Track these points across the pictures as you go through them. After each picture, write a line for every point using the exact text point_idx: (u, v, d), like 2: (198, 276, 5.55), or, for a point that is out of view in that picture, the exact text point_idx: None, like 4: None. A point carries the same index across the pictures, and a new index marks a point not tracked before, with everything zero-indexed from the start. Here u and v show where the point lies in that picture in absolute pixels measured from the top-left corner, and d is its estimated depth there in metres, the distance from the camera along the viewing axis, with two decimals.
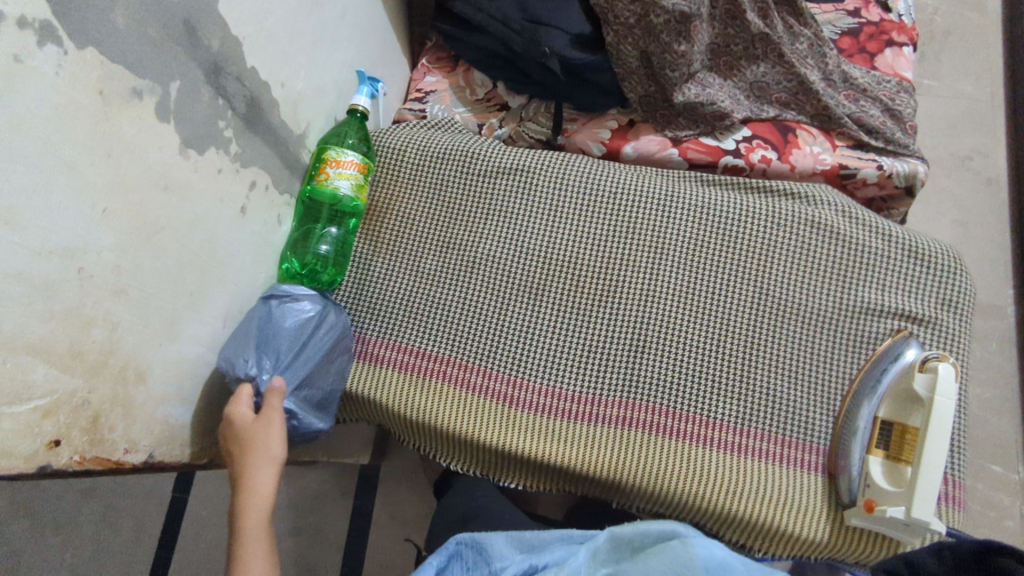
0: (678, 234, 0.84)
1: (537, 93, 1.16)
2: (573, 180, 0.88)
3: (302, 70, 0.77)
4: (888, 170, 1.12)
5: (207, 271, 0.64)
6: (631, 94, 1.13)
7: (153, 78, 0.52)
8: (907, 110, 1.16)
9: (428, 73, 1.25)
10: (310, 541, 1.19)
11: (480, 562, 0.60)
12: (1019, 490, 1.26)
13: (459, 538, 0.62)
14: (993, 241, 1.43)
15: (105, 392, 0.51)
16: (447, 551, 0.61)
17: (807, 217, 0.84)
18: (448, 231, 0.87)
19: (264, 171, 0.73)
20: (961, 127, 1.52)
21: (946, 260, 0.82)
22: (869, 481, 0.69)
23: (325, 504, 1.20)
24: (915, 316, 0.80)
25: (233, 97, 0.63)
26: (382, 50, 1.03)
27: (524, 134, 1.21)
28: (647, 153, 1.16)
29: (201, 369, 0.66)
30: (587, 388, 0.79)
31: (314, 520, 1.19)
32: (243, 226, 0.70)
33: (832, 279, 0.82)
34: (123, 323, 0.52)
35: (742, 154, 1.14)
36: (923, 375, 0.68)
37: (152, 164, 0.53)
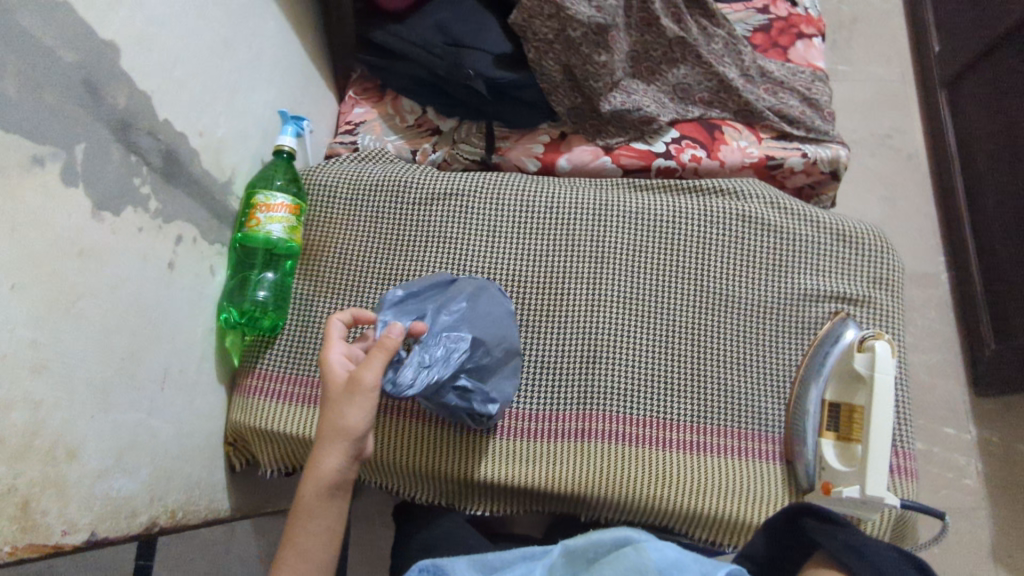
0: (617, 243, 0.85)
1: (466, 114, 1.17)
2: (509, 198, 0.88)
3: (220, 117, 0.76)
4: (811, 158, 1.17)
5: (137, 334, 0.62)
6: (559, 107, 1.14)
7: (54, 143, 0.50)
8: (823, 98, 1.22)
9: (356, 104, 1.24)
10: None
11: None
12: (973, 448, 1.32)
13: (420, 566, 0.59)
14: (920, 213, 1.50)
15: (33, 475, 0.49)
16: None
17: (738, 212, 0.86)
18: (387, 264, 0.86)
19: (190, 223, 0.71)
20: (876, 108, 1.59)
21: (872, 240, 0.85)
22: (824, 464, 0.72)
23: None
24: (849, 298, 0.83)
25: (146, 151, 0.61)
26: (306, 86, 1.02)
27: (458, 157, 1.20)
28: (581, 163, 1.18)
29: (142, 434, 0.63)
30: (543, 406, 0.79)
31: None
32: (172, 281, 0.68)
33: (768, 271, 0.84)
34: (47, 400, 0.50)
35: (673, 155, 1.16)
36: (862, 355, 0.71)
37: (62, 231, 0.51)
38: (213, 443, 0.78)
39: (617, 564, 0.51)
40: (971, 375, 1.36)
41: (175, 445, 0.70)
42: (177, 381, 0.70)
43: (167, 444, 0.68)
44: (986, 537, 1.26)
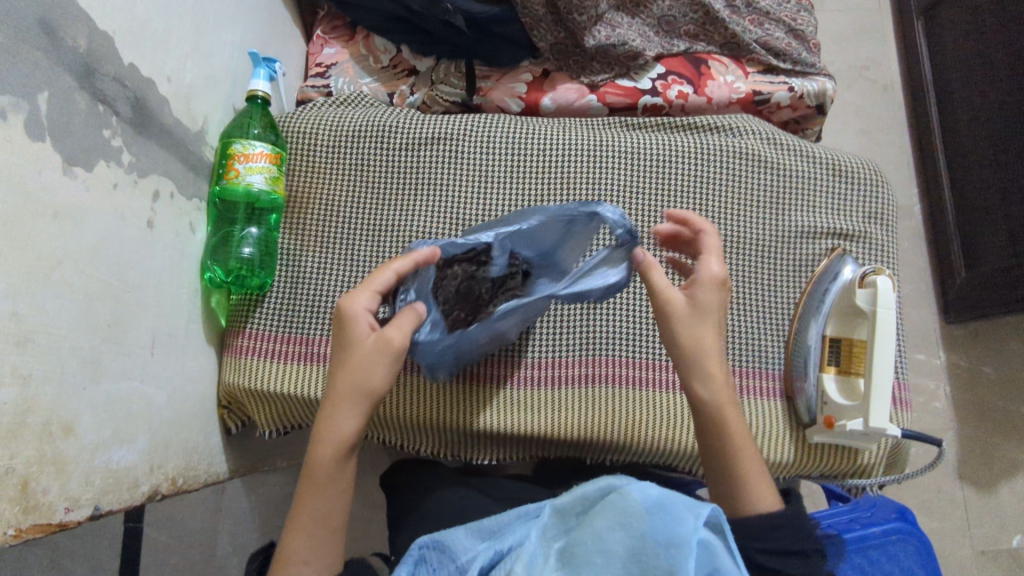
0: (615, 184, 0.83)
1: (445, 52, 1.11)
2: (501, 140, 0.84)
3: (188, 60, 0.70)
4: (798, 92, 1.15)
5: (123, 299, 0.58)
6: (541, 44, 1.09)
7: (16, 94, 0.45)
8: (809, 29, 1.18)
9: (324, 44, 1.17)
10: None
11: (445, 561, 0.57)
12: (942, 373, 1.37)
13: (421, 542, 0.57)
14: (895, 145, 1.51)
15: (30, 454, 0.46)
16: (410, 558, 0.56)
17: (736, 149, 0.84)
18: (376, 214, 0.82)
19: (166, 178, 0.66)
20: (855, 39, 1.56)
21: (868, 173, 0.85)
22: (826, 398, 0.73)
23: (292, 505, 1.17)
24: (847, 233, 0.83)
25: (114, 101, 0.56)
26: (273, 25, 0.94)
27: (437, 99, 1.15)
28: (566, 103, 1.14)
29: (136, 403, 0.60)
30: (549, 353, 0.78)
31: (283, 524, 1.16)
32: (153, 241, 0.63)
33: (767, 209, 0.83)
34: (34, 375, 0.46)
35: (659, 92, 1.13)
36: (865, 291, 0.71)
37: (32, 191, 0.46)
38: (208, 406, 0.76)
39: (605, 511, 0.50)
40: (941, 304, 1.40)
41: (170, 412, 0.67)
42: (167, 345, 0.66)
43: (162, 411, 0.65)
44: (952, 456, 1.32)
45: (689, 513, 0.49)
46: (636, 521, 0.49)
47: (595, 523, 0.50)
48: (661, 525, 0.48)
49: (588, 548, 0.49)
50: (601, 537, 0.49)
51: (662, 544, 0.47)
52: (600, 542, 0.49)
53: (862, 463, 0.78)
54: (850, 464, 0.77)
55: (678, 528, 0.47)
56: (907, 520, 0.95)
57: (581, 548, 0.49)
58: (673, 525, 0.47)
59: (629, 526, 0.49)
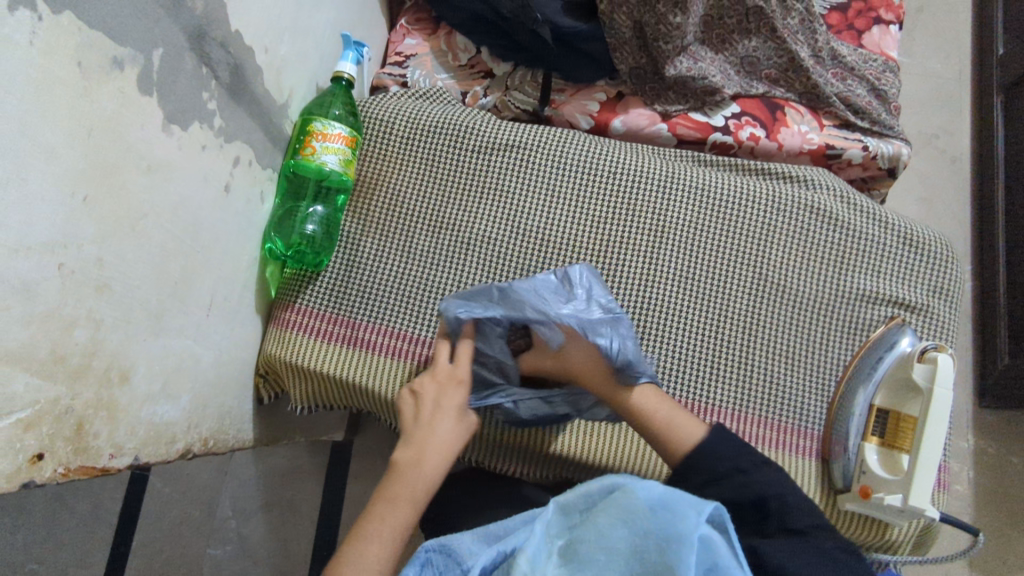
0: (680, 218, 0.82)
1: (525, 59, 1.11)
2: (573, 158, 0.84)
3: (285, 34, 0.71)
4: (872, 151, 1.13)
5: (192, 257, 0.59)
6: (621, 66, 1.10)
7: (135, 47, 0.46)
8: (891, 90, 1.16)
9: (407, 35, 1.18)
10: (280, 518, 1.16)
11: (451, 565, 0.55)
12: (969, 457, 1.33)
13: (426, 544, 0.56)
14: (955, 218, 1.47)
15: (89, 397, 0.47)
16: (413, 561, 0.55)
17: (806, 202, 0.83)
18: (439, 211, 0.83)
19: (248, 145, 0.67)
20: (932, 106, 1.54)
21: (938, 247, 0.83)
22: (866, 468, 0.72)
23: (298, 480, 1.17)
24: (907, 304, 0.81)
25: (216, 65, 0.57)
26: (364, 9, 0.96)
27: (510, 105, 1.15)
28: (635, 128, 1.13)
29: (186, 361, 0.61)
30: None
31: (286, 497, 1.16)
32: (226, 205, 0.64)
33: (829, 266, 0.82)
34: (106, 321, 0.47)
35: (731, 132, 1.12)
36: (922, 366, 0.69)
37: (133, 143, 0.47)
38: (246, 372, 0.76)
39: (609, 509, 0.55)
40: (979, 387, 1.36)
41: (213, 374, 0.68)
42: (221, 309, 0.67)
43: (206, 372, 0.66)
44: None
45: (693, 510, 0.54)
46: (639, 520, 0.53)
47: (599, 521, 0.54)
48: (664, 523, 0.53)
49: (591, 545, 0.53)
50: (605, 534, 0.53)
51: (663, 542, 0.52)
52: (602, 539, 0.53)
53: (890, 539, 0.75)
54: (878, 537, 0.75)
55: (680, 525, 0.52)
56: None
57: (584, 546, 0.53)
58: (675, 522, 0.52)
59: (633, 525, 0.53)
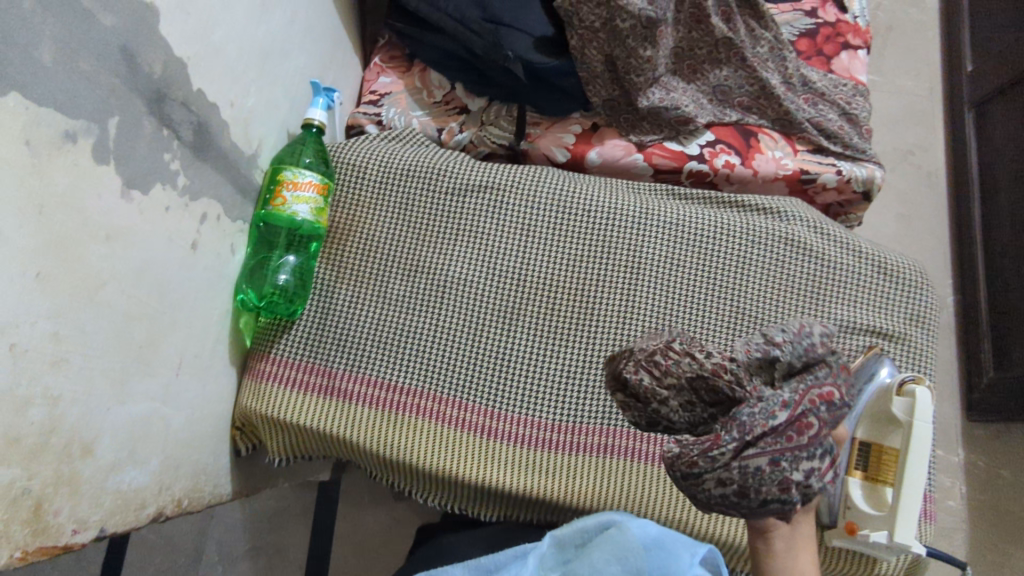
0: (655, 253, 0.82)
1: (500, 94, 1.13)
2: (546, 196, 0.84)
3: (252, 86, 0.71)
4: (845, 176, 1.14)
5: (159, 319, 0.58)
6: (595, 98, 1.10)
7: (89, 118, 0.45)
8: (863, 114, 1.18)
9: (381, 73, 1.18)
10: (269, 564, 1.14)
11: None
12: (959, 472, 1.33)
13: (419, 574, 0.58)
14: (933, 232, 1.49)
15: (47, 476, 0.45)
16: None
17: (780, 233, 0.83)
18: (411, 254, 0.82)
19: (215, 201, 0.66)
20: (905, 123, 1.56)
21: (913, 276, 0.83)
22: (851, 503, 0.71)
23: (285, 522, 1.15)
24: (885, 332, 0.81)
25: (179, 125, 0.57)
26: (335, 53, 0.96)
27: (485, 139, 1.16)
28: (612, 159, 1.13)
29: (155, 423, 0.59)
30: (569, 418, 0.77)
31: (273, 539, 1.14)
32: (195, 262, 0.64)
33: (805, 297, 0.82)
34: (64, 396, 0.46)
35: (706, 160, 1.12)
36: (900, 399, 0.69)
37: (90, 214, 0.46)
38: (223, 426, 0.75)
39: (604, 544, 0.59)
40: (966, 401, 1.37)
41: (186, 432, 0.67)
42: (191, 366, 0.66)
43: (177, 432, 0.64)
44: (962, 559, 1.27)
45: (686, 551, 0.58)
46: (633, 557, 0.57)
47: (595, 556, 0.58)
48: (656, 561, 0.57)
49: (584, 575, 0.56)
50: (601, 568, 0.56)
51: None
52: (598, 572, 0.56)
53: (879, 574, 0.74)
54: (866, 572, 0.74)
55: (673, 563, 0.56)
56: None
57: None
58: (669, 561, 0.57)
59: (627, 561, 0.57)
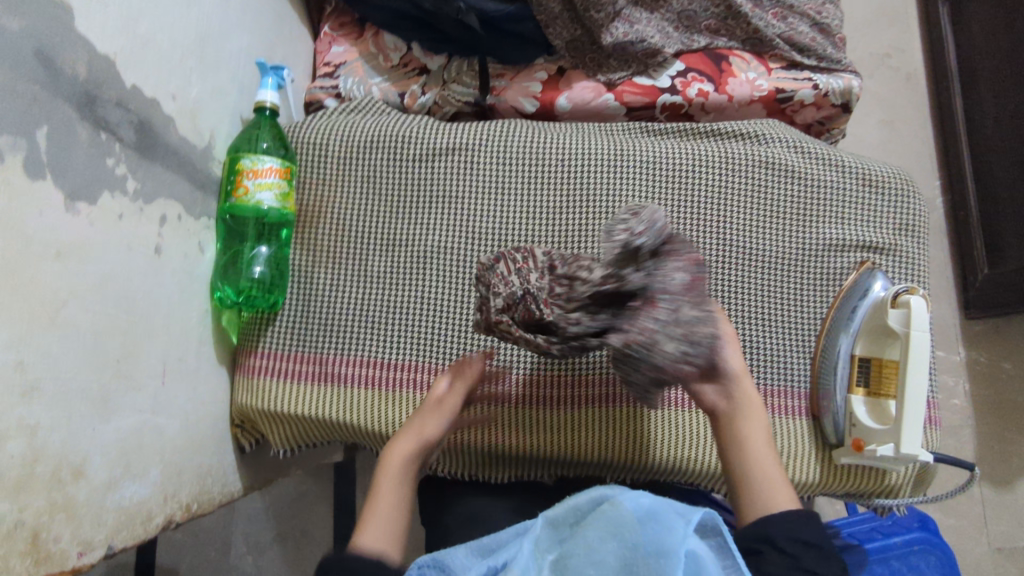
0: (634, 194, 0.80)
1: (457, 50, 1.08)
2: (517, 150, 0.81)
3: (193, 75, 0.67)
4: (822, 89, 1.10)
5: (131, 330, 0.56)
6: (557, 41, 1.05)
7: (13, 132, 0.43)
8: (834, 22, 1.13)
9: (332, 42, 1.13)
10: (298, 547, 1.15)
11: None
12: (962, 370, 1.34)
13: (419, 561, 0.54)
14: (917, 135, 1.46)
15: (39, 504, 0.45)
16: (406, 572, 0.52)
17: (760, 157, 0.81)
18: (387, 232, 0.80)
19: (173, 201, 0.64)
20: (879, 25, 1.51)
21: (899, 183, 0.81)
22: (854, 420, 0.71)
23: (306, 505, 1.16)
24: (876, 246, 0.80)
25: (117, 126, 0.54)
26: (280, 26, 0.91)
27: (450, 99, 1.12)
28: (582, 102, 1.10)
29: (147, 435, 0.58)
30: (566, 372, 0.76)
31: (298, 523, 1.15)
32: (161, 267, 0.61)
33: (793, 220, 0.80)
34: (42, 424, 0.45)
35: (679, 91, 1.09)
36: (896, 311, 0.68)
37: (35, 234, 0.44)
38: (220, 425, 0.74)
39: (598, 520, 0.50)
40: (963, 300, 1.36)
41: (183, 437, 0.66)
42: (177, 372, 0.64)
43: (174, 439, 0.64)
44: (970, 454, 1.30)
45: (681, 520, 0.50)
46: (630, 533, 0.48)
47: (588, 534, 0.49)
48: (652, 535, 0.48)
49: (579, 559, 0.47)
50: (594, 547, 0.48)
51: (652, 553, 0.46)
52: (592, 553, 0.47)
53: (889, 484, 0.75)
54: (876, 484, 0.75)
55: (669, 536, 0.48)
56: (928, 530, 0.89)
57: (572, 560, 0.47)
58: (664, 531, 0.48)
59: (624, 537, 0.48)
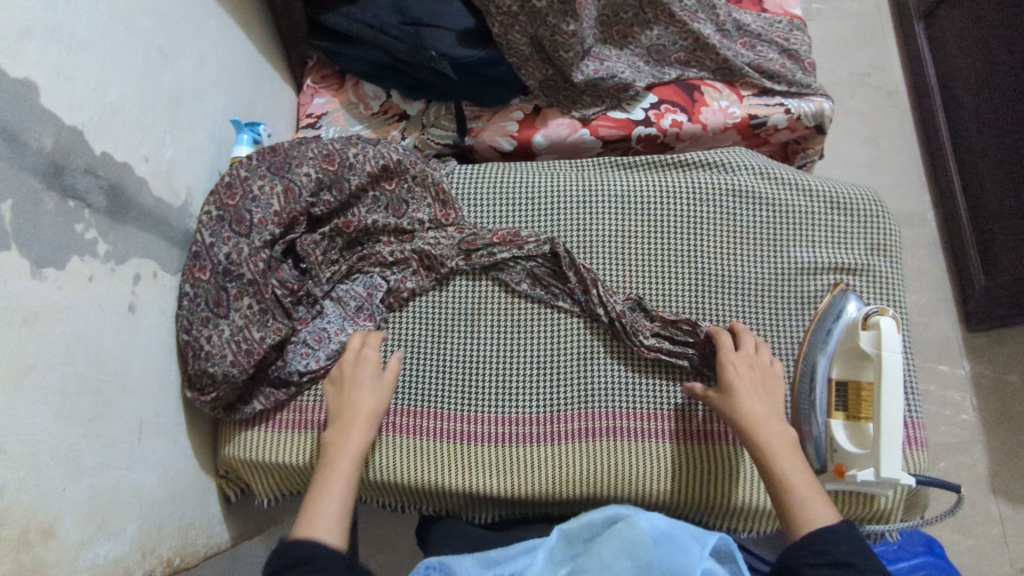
0: (603, 226, 0.81)
1: (434, 95, 1.09)
2: (492, 193, 0.85)
3: (167, 137, 0.70)
4: (795, 113, 1.08)
5: (106, 390, 0.58)
6: (530, 81, 1.05)
7: None
8: (803, 48, 1.12)
9: (315, 94, 1.17)
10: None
11: None
12: (969, 383, 1.24)
13: (427, 561, 0.56)
14: (903, 150, 1.39)
15: (7, 567, 0.45)
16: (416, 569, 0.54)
17: (729, 186, 0.82)
18: (376, 141, 0.83)
19: (149, 259, 0.66)
20: (856, 45, 1.46)
21: (869, 205, 0.82)
22: (836, 446, 0.70)
23: None
24: (848, 268, 0.80)
25: (87, 193, 0.56)
26: (258, 85, 0.95)
27: (430, 142, 1.13)
28: (558, 139, 1.09)
29: (122, 492, 0.59)
30: (561, 407, 0.76)
31: None
32: (135, 325, 0.63)
33: (763, 245, 0.81)
34: (10, 487, 0.47)
35: (653, 122, 1.08)
36: (867, 332, 0.69)
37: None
38: (202, 477, 0.75)
39: (611, 538, 0.52)
40: (962, 312, 1.28)
41: (163, 492, 0.67)
42: (155, 426, 0.66)
43: (153, 493, 0.64)
44: (984, 469, 1.19)
45: (696, 542, 0.53)
46: (642, 554, 0.50)
47: (603, 551, 0.51)
48: (666, 555, 0.51)
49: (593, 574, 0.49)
50: (607, 565, 0.49)
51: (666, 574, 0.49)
52: (605, 569, 0.49)
53: (879, 509, 0.73)
54: (866, 509, 0.73)
55: (683, 557, 0.51)
56: (935, 554, 0.87)
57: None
58: (679, 555, 0.51)
59: (637, 557, 0.50)
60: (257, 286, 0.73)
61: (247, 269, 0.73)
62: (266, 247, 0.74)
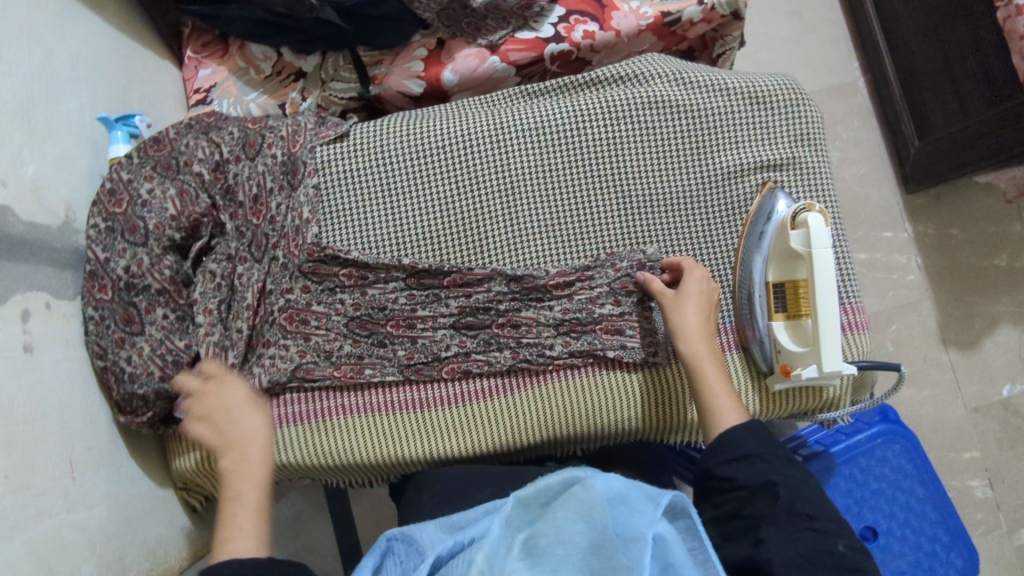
0: (520, 163, 0.77)
1: (327, 46, 1.01)
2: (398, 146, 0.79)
3: (26, 151, 0.63)
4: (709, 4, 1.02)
5: (19, 440, 0.55)
6: (426, 14, 0.96)
7: None
8: None
9: (198, 65, 1.07)
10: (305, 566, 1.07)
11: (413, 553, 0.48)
12: (913, 245, 1.26)
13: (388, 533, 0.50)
14: (827, 19, 1.35)
15: None
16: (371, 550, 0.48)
17: (641, 99, 0.78)
18: (256, 150, 0.76)
19: (35, 290, 0.61)
20: None
21: (787, 93, 0.79)
22: (779, 347, 0.70)
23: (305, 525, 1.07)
24: (774, 164, 0.78)
25: None
26: (129, 68, 0.86)
27: (333, 98, 1.06)
28: (468, 72, 1.02)
29: (66, 536, 0.57)
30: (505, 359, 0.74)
31: (301, 543, 1.07)
32: (37, 364, 0.60)
33: (685, 155, 0.78)
34: None
35: (564, 37, 1.02)
36: (798, 231, 0.67)
37: None
38: (159, 492, 0.74)
39: (568, 502, 0.45)
40: (900, 176, 1.28)
41: (115, 522, 0.65)
42: (89, 461, 0.63)
43: (102, 526, 0.62)
44: (934, 324, 1.23)
45: (650, 503, 0.46)
46: (599, 514, 0.44)
47: (558, 514, 0.44)
48: (620, 518, 0.44)
49: (548, 539, 0.43)
50: (563, 529, 0.43)
51: (620, 536, 0.43)
52: (560, 533, 0.43)
53: (828, 398, 0.75)
54: (815, 401, 0.74)
55: (634, 520, 0.44)
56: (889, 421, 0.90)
57: (541, 540, 0.43)
58: (632, 516, 0.44)
59: (593, 519, 0.43)
60: (167, 294, 0.71)
61: (152, 278, 0.70)
62: (164, 253, 0.71)
